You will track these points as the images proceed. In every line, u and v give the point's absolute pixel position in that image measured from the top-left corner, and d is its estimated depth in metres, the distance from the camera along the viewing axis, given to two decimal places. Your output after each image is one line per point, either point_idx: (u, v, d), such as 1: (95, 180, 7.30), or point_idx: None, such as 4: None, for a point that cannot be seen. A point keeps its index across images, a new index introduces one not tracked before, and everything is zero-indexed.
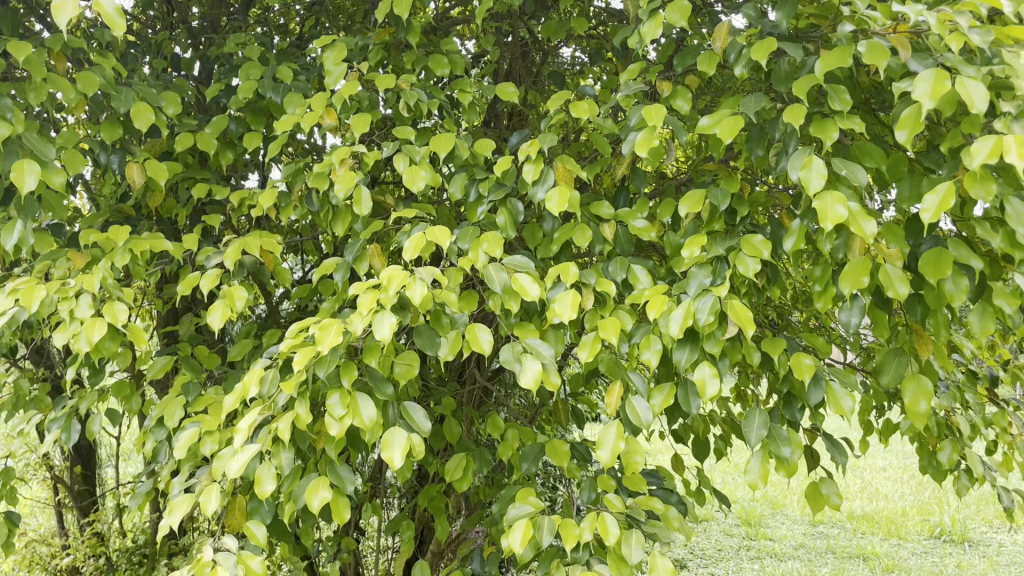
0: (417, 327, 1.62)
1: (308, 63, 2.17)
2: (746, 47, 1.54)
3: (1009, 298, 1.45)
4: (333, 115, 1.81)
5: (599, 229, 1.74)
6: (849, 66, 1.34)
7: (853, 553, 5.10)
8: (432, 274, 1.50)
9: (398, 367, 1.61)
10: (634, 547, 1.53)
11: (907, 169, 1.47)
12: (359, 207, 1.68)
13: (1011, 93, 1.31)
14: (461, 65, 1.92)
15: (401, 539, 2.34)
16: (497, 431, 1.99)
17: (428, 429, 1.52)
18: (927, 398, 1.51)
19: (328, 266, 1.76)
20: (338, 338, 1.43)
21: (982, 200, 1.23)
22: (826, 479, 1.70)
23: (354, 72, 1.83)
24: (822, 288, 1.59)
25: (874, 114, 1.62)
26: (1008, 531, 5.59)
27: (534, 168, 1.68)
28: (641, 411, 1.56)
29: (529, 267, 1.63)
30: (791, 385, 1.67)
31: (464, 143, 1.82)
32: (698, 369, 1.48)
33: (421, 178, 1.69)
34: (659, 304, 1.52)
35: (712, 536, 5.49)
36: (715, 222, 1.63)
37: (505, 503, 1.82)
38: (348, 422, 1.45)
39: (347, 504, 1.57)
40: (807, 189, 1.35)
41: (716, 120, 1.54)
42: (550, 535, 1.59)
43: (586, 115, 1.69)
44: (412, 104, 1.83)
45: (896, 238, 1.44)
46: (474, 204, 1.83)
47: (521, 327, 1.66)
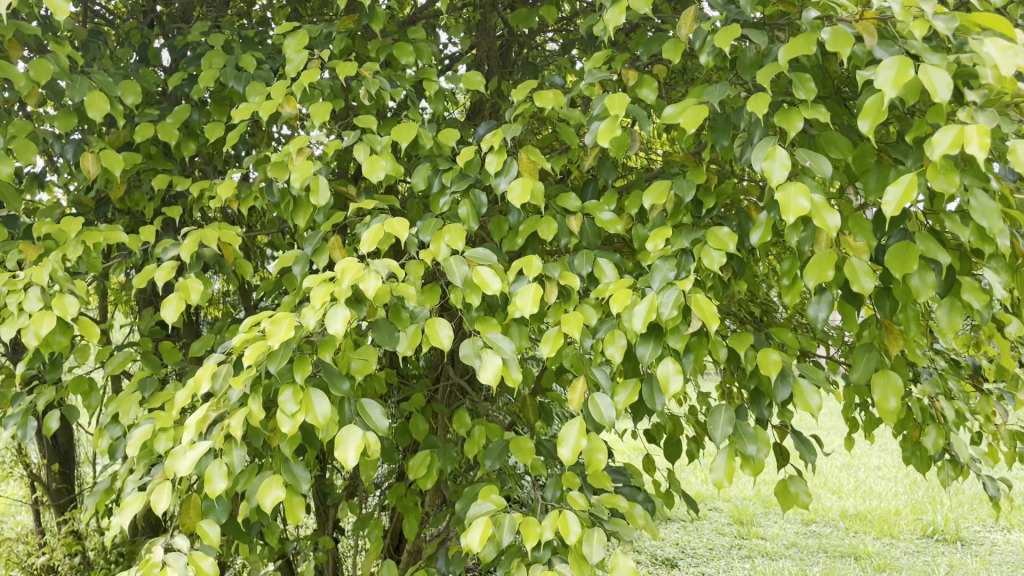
0: (375, 321, 1.57)
1: (276, 53, 2.14)
2: (711, 34, 1.50)
3: (977, 293, 1.42)
4: (293, 104, 1.78)
5: (565, 221, 1.70)
6: (813, 54, 1.29)
7: (845, 552, 5.05)
8: (387, 267, 1.46)
9: (355, 362, 1.57)
10: (595, 546, 1.49)
11: (874, 160, 1.43)
12: (316, 198, 1.66)
13: (978, 82, 1.26)
14: (426, 53, 1.89)
15: (370, 538, 2.30)
16: (463, 429, 1.95)
17: (383, 427, 1.48)
18: (896, 395, 1.47)
19: (288, 259, 1.73)
20: (290, 332, 1.38)
21: (945, 192, 1.19)
22: (794, 478, 1.66)
23: (317, 60, 1.80)
24: (790, 282, 1.54)
25: (843, 104, 1.58)
26: (1002, 531, 5.54)
27: (497, 159, 1.64)
28: (605, 408, 1.51)
29: (491, 260, 1.58)
30: (759, 381, 1.63)
31: (427, 133, 1.79)
32: (661, 365, 1.43)
33: (381, 168, 1.65)
34: (623, 298, 1.48)
35: (703, 535, 5.44)
36: (680, 214, 1.59)
37: (468, 501, 1.79)
38: (300, 419, 1.41)
39: (302, 503, 1.53)
40: (769, 180, 1.30)
41: (681, 109, 1.49)
42: (510, 535, 1.54)
43: (551, 105, 1.65)
44: (375, 92, 1.79)
45: (862, 231, 1.43)
46: (438, 195, 1.79)
47: (482, 321, 1.61)
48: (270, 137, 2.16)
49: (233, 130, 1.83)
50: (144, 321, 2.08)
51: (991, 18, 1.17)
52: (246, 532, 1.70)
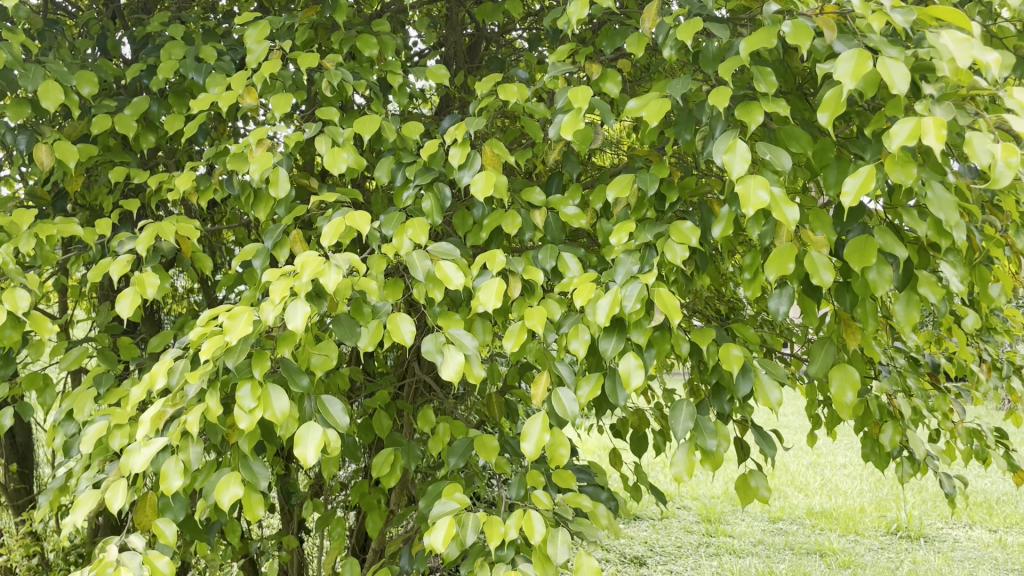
0: (337, 316, 1.55)
1: (238, 45, 2.11)
2: (673, 28, 1.49)
3: (934, 287, 1.44)
4: (253, 95, 1.75)
5: (530, 216, 1.69)
6: (773, 47, 1.30)
7: (810, 549, 5.12)
8: (348, 261, 1.44)
9: (315, 358, 1.54)
10: (559, 546, 1.49)
11: (834, 155, 1.45)
12: (276, 190, 1.64)
13: (934, 77, 1.28)
14: (390, 46, 1.87)
15: (332, 537, 2.27)
16: (427, 426, 1.93)
17: (344, 423, 1.46)
18: (855, 387, 1.49)
19: (248, 253, 1.70)
20: (248, 327, 1.36)
21: (903, 184, 1.21)
22: (755, 473, 1.68)
23: (278, 51, 1.77)
24: (751, 277, 1.55)
25: (803, 100, 1.58)
26: (963, 528, 5.61)
27: (460, 152, 1.62)
28: (568, 403, 1.50)
29: (454, 255, 1.57)
30: (720, 375, 1.63)
31: (391, 125, 1.77)
32: (623, 360, 1.43)
33: (343, 162, 1.64)
34: (586, 292, 1.47)
35: (672, 533, 5.48)
36: (644, 208, 1.59)
37: (431, 499, 1.78)
38: (258, 415, 1.39)
39: (261, 501, 1.50)
40: (730, 173, 1.31)
41: (643, 103, 1.49)
42: (473, 534, 1.52)
43: (514, 98, 1.64)
44: (338, 84, 1.77)
45: (822, 225, 1.44)
46: (402, 189, 1.77)
47: (445, 317, 1.59)
48: (231, 130, 2.13)
49: (193, 121, 1.80)
50: (101, 316, 2.04)
51: (948, 11, 1.16)
52: (203, 529, 1.67)
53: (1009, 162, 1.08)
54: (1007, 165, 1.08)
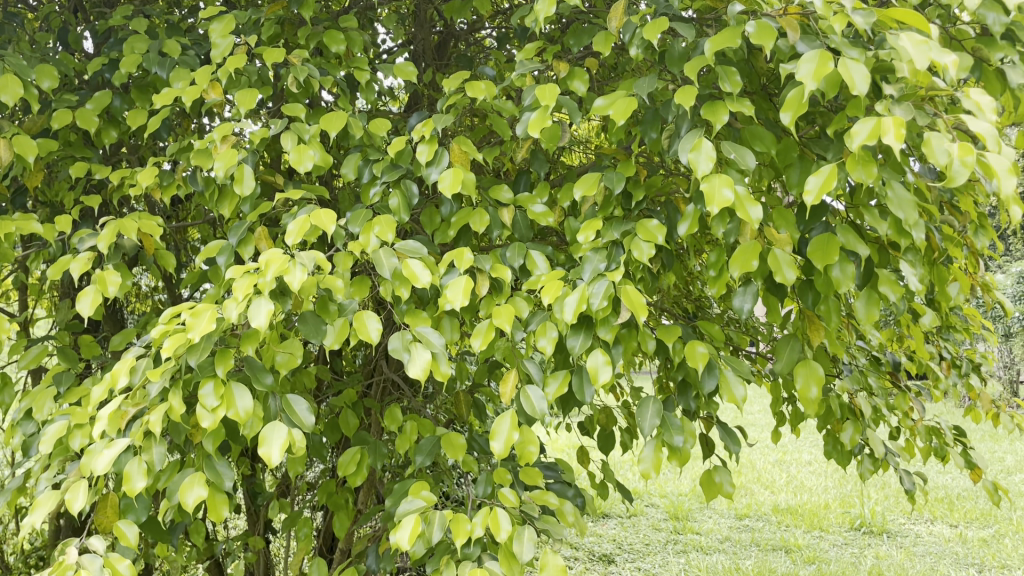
0: (302, 314, 1.54)
1: (203, 40, 2.08)
2: (640, 27, 1.50)
3: (894, 285, 1.47)
4: (218, 91, 1.73)
5: (498, 214, 1.69)
6: (738, 46, 1.32)
7: (776, 546, 5.18)
8: (314, 259, 1.43)
9: (280, 356, 1.53)
10: (525, 544, 1.49)
11: (797, 154, 1.47)
12: (240, 187, 1.62)
13: (894, 78, 1.30)
14: (358, 42, 1.86)
15: (298, 537, 2.26)
16: (394, 425, 1.92)
17: (309, 422, 1.45)
18: (817, 384, 1.51)
19: (212, 250, 1.68)
20: (211, 325, 1.35)
21: (863, 183, 1.22)
22: (720, 469, 1.70)
23: (243, 46, 1.75)
24: (717, 275, 1.57)
25: (768, 100, 1.60)
26: (924, 523, 5.71)
27: (428, 149, 1.62)
28: (536, 401, 1.50)
29: (422, 252, 1.56)
30: (686, 373, 1.64)
31: (358, 122, 1.76)
32: (590, 357, 1.44)
33: (309, 159, 1.63)
34: (553, 290, 1.48)
35: (640, 531, 5.52)
36: (611, 206, 1.59)
37: (397, 497, 1.77)
38: (221, 414, 1.37)
39: (225, 501, 1.48)
40: (695, 172, 1.32)
41: (611, 101, 1.50)
42: (440, 532, 1.52)
43: (482, 96, 1.64)
44: (304, 80, 1.76)
45: (786, 224, 1.46)
46: (369, 186, 1.76)
47: (412, 315, 1.59)
48: (196, 126, 2.10)
49: (156, 116, 1.78)
50: (61, 314, 2.00)
51: (907, 14, 1.19)
52: (166, 530, 1.65)
53: (965, 161, 1.10)
54: (963, 165, 1.10)
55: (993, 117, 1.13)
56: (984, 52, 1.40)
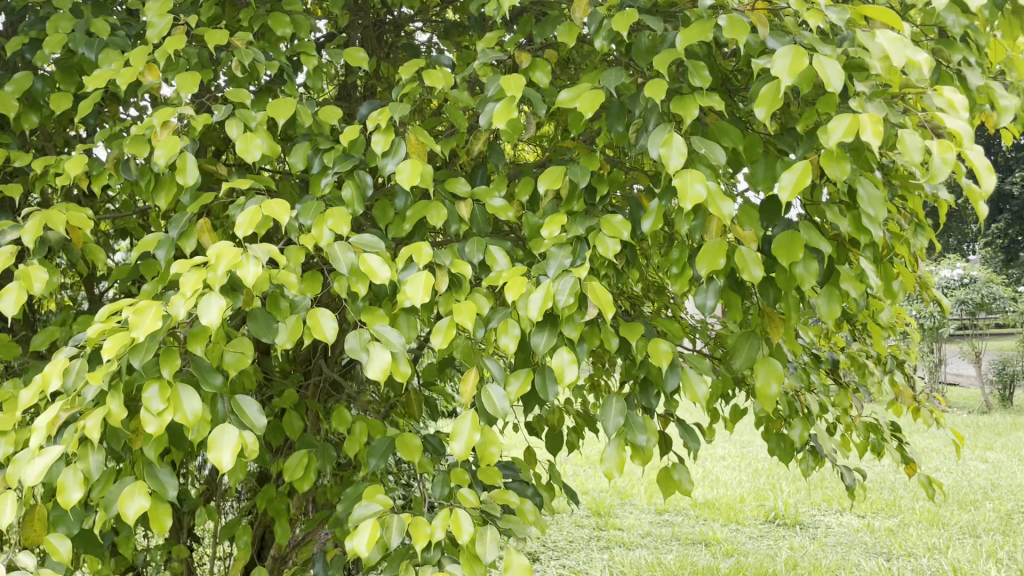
0: (252, 311, 1.45)
1: (132, 20, 1.95)
2: (606, 18, 1.47)
3: (853, 282, 1.49)
4: (155, 73, 1.62)
5: (455, 207, 1.63)
6: (709, 40, 1.30)
7: (695, 539, 5.28)
8: (267, 252, 1.35)
9: (229, 357, 1.43)
10: (488, 545, 1.44)
11: (761, 150, 1.46)
12: (182, 177, 1.51)
13: (862, 74, 1.30)
14: (305, 26, 1.78)
15: (235, 546, 2.16)
16: (343, 426, 1.84)
17: (261, 425, 1.36)
18: (777, 381, 1.52)
19: (150, 243, 1.56)
20: (157, 323, 1.25)
21: (837, 180, 1.23)
22: (678, 466, 1.69)
23: (182, 27, 1.64)
24: (679, 271, 1.56)
25: (730, 95, 1.59)
26: (835, 514, 5.90)
27: (384, 139, 1.55)
28: (498, 400, 1.46)
29: (379, 247, 1.49)
30: (647, 370, 1.63)
31: (307, 109, 1.67)
32: (556, 354, 1.41)
33: (257, 147, 1.54)
34: (517, 286, 1.43)
35: (564, 528, 5.55)
36: (574, 201, 1.56)
37: (349, 502, 1.69)
38: (168, 418, 1.28)
39: (168, 511, 1.38)
40: (667, 166, 1.30)
41: (576, 94, 1.46)
42: (398, 536, 1.46)
43: (440, 85, 1.58)
44: (248, 64, 1.66)
45: (750, 222, 1.45)
46: (319, 177, 1.68)
47: (369, 312, 1.52)
48: (125, 112, 1.97)
49: (85, 100, 1.65)
50: None
51: (881, 10, 1.19)
52: (100, 543, 1.53)
53: (945, 158, 1.11)
54: (943, 161, 1.11)
55: (966, 115, 1.14)
56: (943, 53, 1.44)
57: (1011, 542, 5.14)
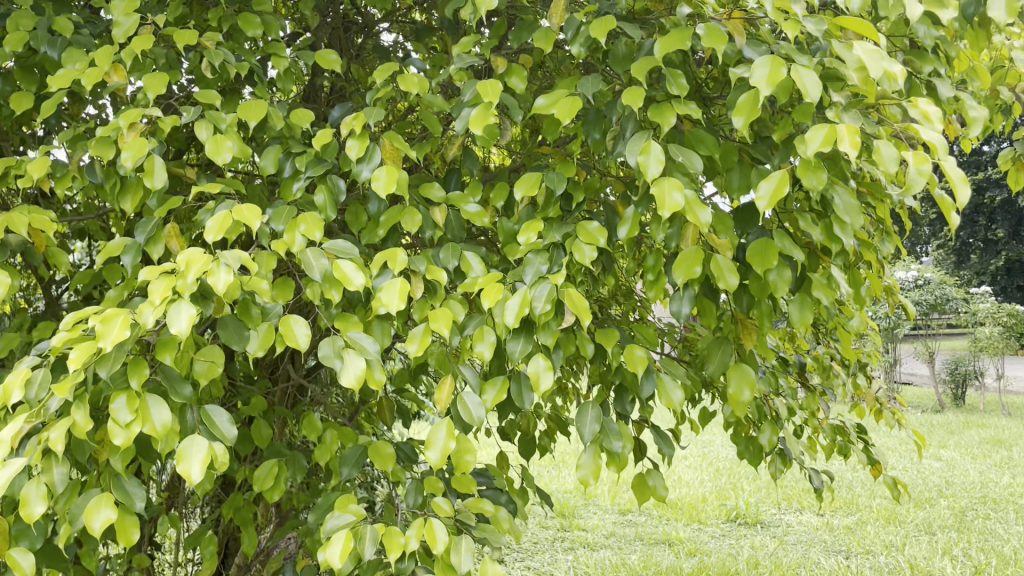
0: (222, 319, 1.41)
1: (96, 18, 1.90)
2: (583, 24, 1.46)
3: (826, 289, 1.50)
4: (122, 73, 1.57)
5: (429, 213, 1.61)
6: (687, 49, 1.29)
7: (659, 539, 5.31)
8: (239, 259, 1.32)
9: (199, 365, 1.40)
10: (463, 555, 1.43)
11: (737, 158, 1.47)
12: (150, 180, 1.47)
13: (838, 84, 1.31)
14: (276, 27, 1.75)
15: (200, 555, 2.11)
16: (313, 434, 1.81)
17: (233, 436, 1.33)
18: (751, 387, 1.52)
19: (116, 248, 1.52)
20: (125, 332, 1.22)
21: (813, 189, 1.24)
22: (652, 472, 1.69)
23: (149, 26, 1.60)
24: (654, 278, 1.56)
25: (705, 103, 1.60)
26: (795, 513, 5.98)
27: (358, 143, 1.53)
28: (473, 408, 1.44)
29: (352, 253, 1.47)
30: (622, 377, 1.63)
31: (278, 112, 1.64)
32: (532, 362, 1.40)
33: (228, 151, 1.50)
34: (494, 293, 1.41)
35: (528, 529, 5.55)
36: (551, 208, 1.55)
37: (320, 511, 1.67)
38: (136, 430, 1.24)
39: (136, 524, 1.34)
40: (645, 174, 1.29)
41: (553, 100, 1.45)
42: (372, 547, 1.44)
43: (415, 89, 1.56)
44: (218, 65, 1.63)
45: (725, 229, 1.45)
46: (290, 181, 1.65)
47: (342, 319, 1.49)
48: (88, 112, 1.92)
49: (48, 100, 1.60)
50: None
51: (857, 22, 1.20)
52: (64, 556, 1.48)
53: (921, 169, 1.12)
54: (919, 172, 1.12)
55: (940, 127, 1.16)
56: (914, 64, 1.46)
57: (964, 538, 5.25)
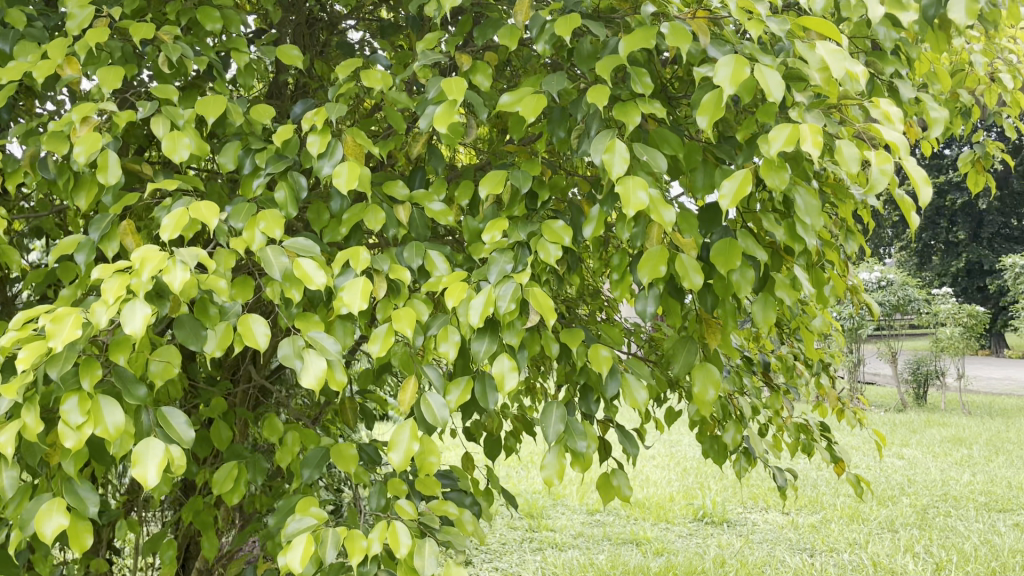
0: (179, 318, 1.38)
1: (50, 10, 1.85)
2: (548, 22, 1.45)
3: (789, 289, 1.51)
4: (75, 67, 1.53)
5: (393, 211, 1.59)
6: (651, 47, 1.29)
7: (626, 539, 5.32)
8: (196, 257, 1.29)
9: (154, 366, 1.37)
10: (426, 558, 1.41)
11: (701, 158, 1.47)
12: (104, 176, 1.44)
13: (801, 84, 1.32)
14: (236, 21, 1.71)
15: (159, 560, 2.07)
16: (274, 436, 1.78)
17: (189, 438, 1.30)
18: (715, 386, 1.52)
19: (69, 246, 1.48)
20: (76, 332, 1.18)
21: (777, 188, 1.24)
22: (616, 472, 1.69)
23: (104, 19, 1.56)
24: (619, 277, 1.55)
25: (670, 102, 1.60)
26: (761, 511, 6.03)
27: (319, 140, 1.50)
28: (437, 409, 1.42)
29: (314, 251, 1.44)
30: (587, 377, 1.62)
31: (238, 108, 1.61)
32: (496, 362, 1.38)
33: (185, 147, 1.47)
34: (458, 292, 1.40)
35: (497, 530, 5.54)
36: (515, 207, 1.54)
37: (281, 515, 1.64)
38: (87, 432, 1.21)
39: (89, 528, 1.31)
40: (610, 173, 1.29)
41: (518, 98, 1.44)
42: (333, 550, 1.41)
43: (378, 86, 1.54)
44: (175, 59, 1.59)
45: (690, 229, 1.45)
46: (250, 178, 1.62)
47: (303, 319, 1.47)
48: (41, 107, 1.87)
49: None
50: None
51: (819, 22, 1.20)
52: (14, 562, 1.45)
53: (883, 169, 1.13)
54: (881, 172, 1.13)
55: (901, 127, 1.16)
56: (876, 65, 1.47)
57: (926, 535, 5.33)
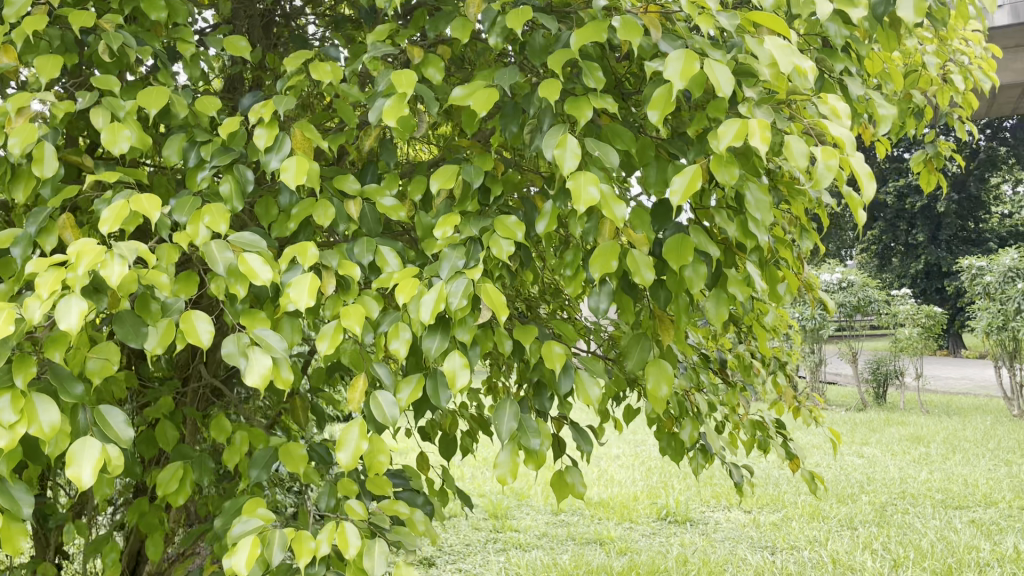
0: (118, 314, 1.34)
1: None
2: (500, 15, 1.44)
3: (741, 285, 1.51)
4: (12, 55, 1.48)
5: (343, 205, 1.56)
6: (603, 41, 1.27)
7: (590, 539, 5.33)
8: (136, 251, 1.25)
9: (92, 364, 1.32)
10: (376, 559, 1.38)
11: (653, 153, 1.46)
12: (40, 168, 1.39)
13: (751, 80, 1.31)
14: (182, 11, 1.67)
15: (104, 563, 2.01)
16: (222, 436, 1.74)
17: (128, 438, 1.26)
18: (668, 382, 1.52)
19: (4, 240, 1.43)
20: (8, 328, 1.14)
21: (726, 184, 1.23)
22: (570, 469, 1.68)
23: (43, 7, 1.51)
24: (572, 274, 1.54)
25: (623, 98, 1.59)
26: (723, 510, 6.08)
27: (267, 132, 1.47)
28: (387, 407, 1.40)
29: (260, 246, 1.40)
30: (541, 373, 1.60)
31: (183, 99, 1.57)
32: (447, 359, 1.36)
33: (125, 139, 1.43)
34: (409, 288, 1.37)
35: (460, 531, 5.51)
36: (468, 202, 1.52)
37: (229, 516, 1.60)
38: (20, 432, 1.17)
39: (23, 531, 1.27)
40: (561, 168, 1.27)
41: (469, 91, 1.42)
42: (280, 552, 1.38)
43: (327, 78, 1.51)
44: (118, 49, 1.55)
45: (643, 224, 1.43)
46: (196, 171, 1.58)
47: (249, 315, 1.43)
48: None
49: None
50: None
51: (768, 17, 1.20)
52: None
53: (829, 164, 1.13)
54: (827, 167, 1.13)
55: (848, 123, 1.17)
56: (827, 63, 1.48)
57: (884, 532, 5.40)
